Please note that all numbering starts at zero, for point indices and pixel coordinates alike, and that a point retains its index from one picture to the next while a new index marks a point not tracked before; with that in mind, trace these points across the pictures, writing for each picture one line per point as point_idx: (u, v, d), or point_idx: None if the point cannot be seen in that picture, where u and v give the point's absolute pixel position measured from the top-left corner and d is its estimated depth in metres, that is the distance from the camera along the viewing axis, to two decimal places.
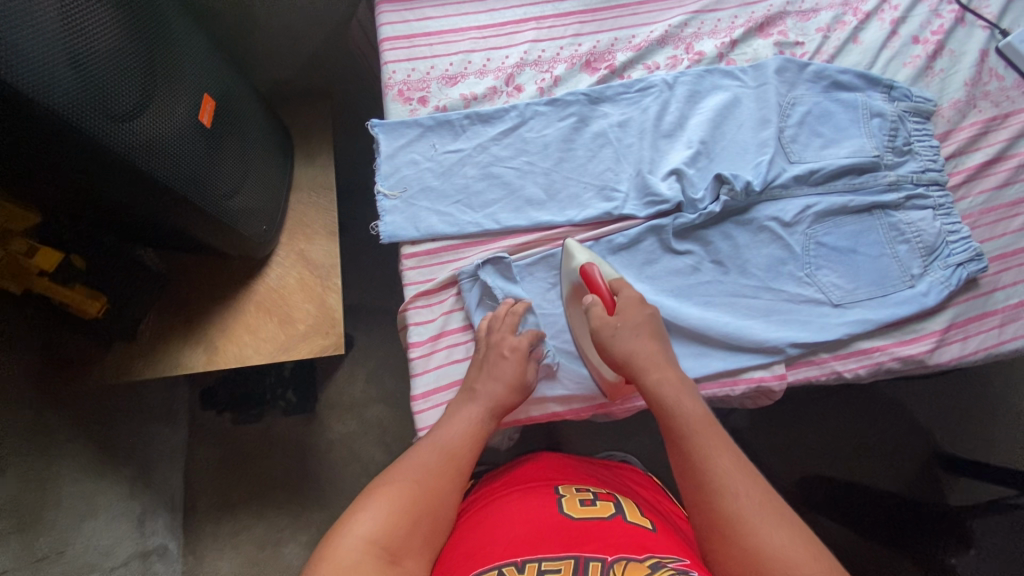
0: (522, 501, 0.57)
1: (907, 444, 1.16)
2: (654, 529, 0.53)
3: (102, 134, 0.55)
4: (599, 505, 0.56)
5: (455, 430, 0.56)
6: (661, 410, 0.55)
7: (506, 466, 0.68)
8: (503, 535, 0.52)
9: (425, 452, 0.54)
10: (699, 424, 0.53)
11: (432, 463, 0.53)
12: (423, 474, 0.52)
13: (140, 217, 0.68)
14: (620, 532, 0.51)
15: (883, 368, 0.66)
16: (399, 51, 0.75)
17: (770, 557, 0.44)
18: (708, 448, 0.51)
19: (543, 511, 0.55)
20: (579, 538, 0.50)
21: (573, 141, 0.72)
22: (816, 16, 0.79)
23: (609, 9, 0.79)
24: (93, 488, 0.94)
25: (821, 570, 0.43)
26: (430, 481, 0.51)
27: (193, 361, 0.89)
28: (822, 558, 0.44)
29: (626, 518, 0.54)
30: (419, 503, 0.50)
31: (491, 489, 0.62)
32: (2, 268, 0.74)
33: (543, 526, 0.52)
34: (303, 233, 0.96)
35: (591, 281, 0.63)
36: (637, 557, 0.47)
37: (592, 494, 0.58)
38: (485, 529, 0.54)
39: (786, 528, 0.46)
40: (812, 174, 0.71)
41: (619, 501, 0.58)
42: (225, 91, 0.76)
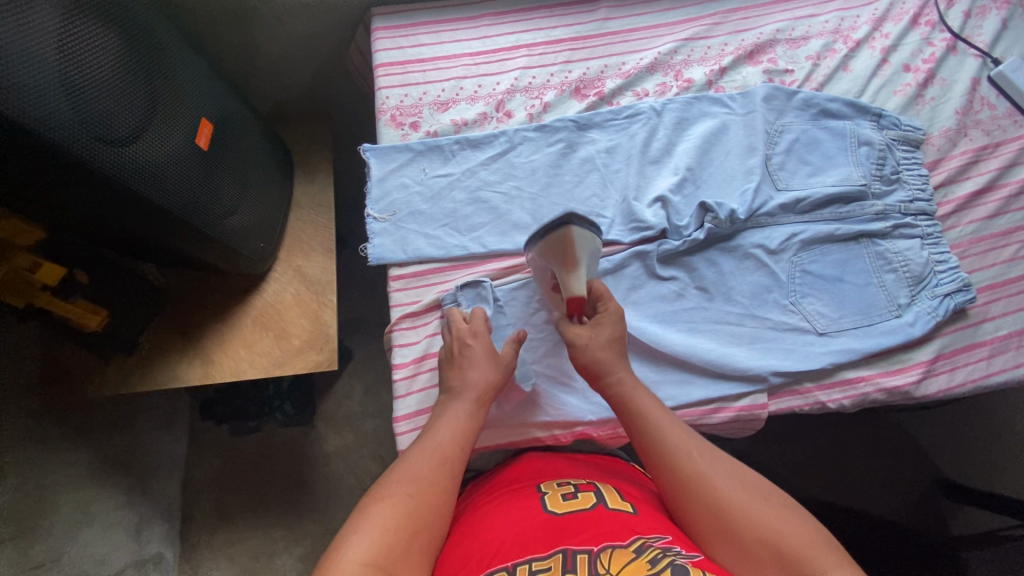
0: (503, 502, 0.56)
1: (905, 470, 1.14)
2: (637, 512, 0.53)
3: (101, 160, 0.57)
4: (581, 496, 0.55)
5: (442, 438, 0.56)
6: (620, 398, 0.59)
7: (484, 475, 0.66)
8: (492, 540, 0.50)
9: (413, 464, 0.53)
10: (653, 406, 0.59)
11: (421, 474, 0.53)
12: (413, 488, 0.51)
13: (144, 235, 0.71)
14: (605, 521, 0.51)
15: (868, 398, 0.65)
16: (393, 78, 0.77)
17: (731, 502, 0.51)
18: (668, 431, 0.56)
19: (523, 509, 0.54)
20: (564, 531, 0.50)
21: (561, 166, 0.74)
22: (806, 44, 0.80)
23: (600, 37, 0.80)
24: (91, 496, 0.96)
25: (770, 505, 0.52)
26: (422, 495, 0.51)
27: (188, 375, 0.91)
28: (768, 496, 0.53)
29: (608, 506, 0.53)
30: (412, 517, 0.49)
31: (473, 498, 0.61)
32: (10, 284, 0.77)
33: (526, 525, 0.51)
34: (301, 251, 0.98)
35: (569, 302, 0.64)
36: (623, 544, 0.47)
37: (572, 486, 0.57)
38: (473, 537, 0.52)
39: (738, 478, 0.54)
40: (798, 203, 0.71)
41: (599, 488, 0.56)
42: (224, 115, 0.78)
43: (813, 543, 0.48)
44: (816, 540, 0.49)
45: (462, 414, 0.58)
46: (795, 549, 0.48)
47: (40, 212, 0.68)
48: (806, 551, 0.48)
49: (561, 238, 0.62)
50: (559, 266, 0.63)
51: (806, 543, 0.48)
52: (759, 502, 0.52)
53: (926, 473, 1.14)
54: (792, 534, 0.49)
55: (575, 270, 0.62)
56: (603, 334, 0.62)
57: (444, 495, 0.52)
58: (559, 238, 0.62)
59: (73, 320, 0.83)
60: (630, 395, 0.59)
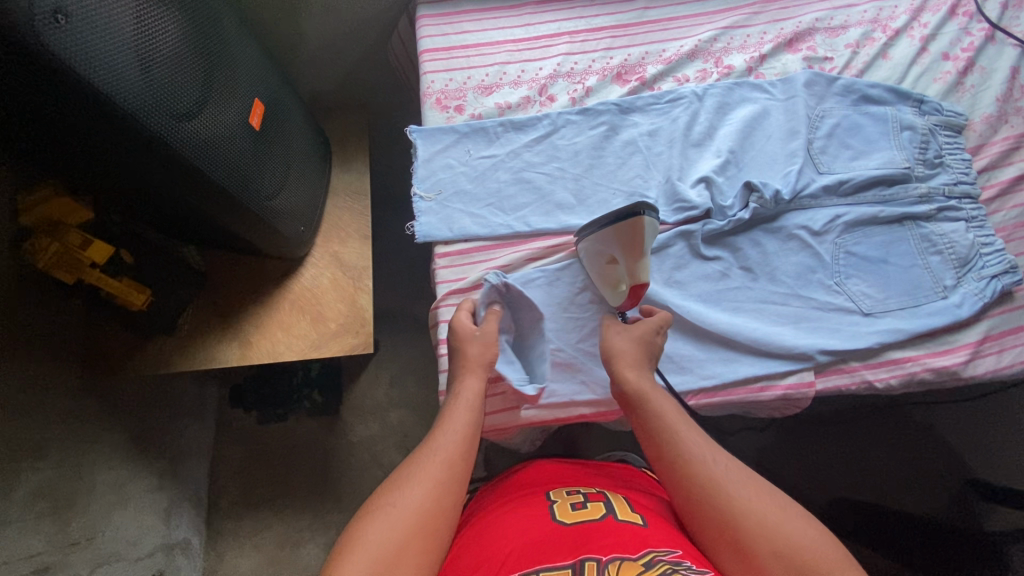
0: (516, 509, 0.60)
1: (936, 470, 1.12)
2: (646, 524, 0.56)
3: (164, 133, 0.59)
4: (590, 507, 0.59)
5: (448, 440, 0.58)
6: (636, 400, 0.59)
7: (499, 478, 0.71)
8: (501, 547, 0.54)
9: (416, 473, 0.55)
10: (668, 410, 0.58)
11: (425, 483, 0.54)
12: (415, 494, 0.53)
13: (190, 209, 0.72)
14: (612, 532, 0.54)
15: (915, 379, 0.65)
16: (438, 63, 0.78)
17: (745, 513, 0.51)
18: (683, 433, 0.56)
19: (536, 517, 0.58)
20: (573, 541, 0.53)
21: (604, 149, 0.75)
22: (844, 32, 0.81)
23: (640, 25, 0.82)
24: (125, 477, 0.97)
25: (784, 514, 0.51)
26: (422, 504, 0.52)
27: (226, 356, 0.92)
28: (782, 504, 0.52)
29: (617, 517, 0.56)
30: (412, 528, 0.50)
31: (489, 501, 0.66)
32: (61, 261, 0.78)
33: (538, 533, 0.55)
34: (338, 236, 1.00)
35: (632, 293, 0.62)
36: (631, 556, 0.50)
37: (582, 496, 0.61)
38: (483, 542, 0.56)
39: (753, 487, 0.53)
40: (841, 185, 0.72)
41: (608, 500, 0.61)
42: (273, 97, 0.80)
43: (826, 555, 0.48)
44: (829, 551, 0.49)
45: (464, 422, 0.59)
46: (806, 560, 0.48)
47: (102, 184, 0.69)
48: (819, 562, 0.48)
49: (626, 226, 0.58)
50: (623, 253, 0.60)
51: (819, 553, 0.48)
52: (772, 510, 0.51)
53: (958, 474, 1.12)
54: (806, 544, 0.49)
55: (640, 259, 0.60)
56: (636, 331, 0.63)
57: (447, 505, 0.53)
58: (628, 226, 0.58)
59: (119, 299, 0.85)
60: (646, 395, 0.59)
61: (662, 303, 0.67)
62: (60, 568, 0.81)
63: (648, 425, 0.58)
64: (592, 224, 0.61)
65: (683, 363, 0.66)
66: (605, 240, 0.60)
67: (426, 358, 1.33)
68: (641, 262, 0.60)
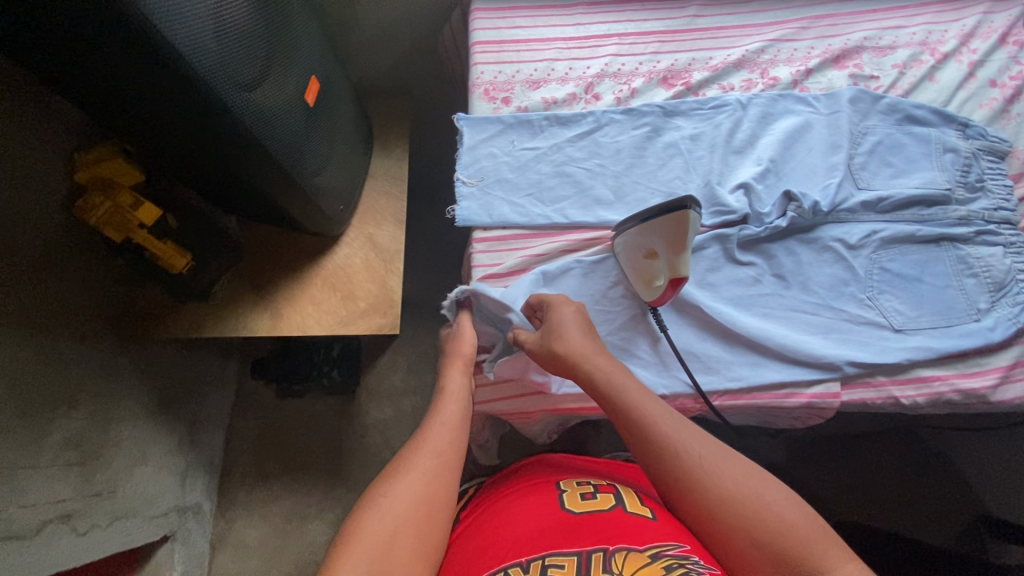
0: (526, 496, 0.63)
1: (946, 501, 1.11)
2: (654, 517, 0.59)
3: (230, 101, 0.62)
4: (599, 497, 0.62)
5: (438, 435, 0.59)
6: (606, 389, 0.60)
7: (508, 468, 0.73)
8: (512, 532, 0.57)
9: (410, 465, 0.57)
10: (638, 395, 0.59)
11: (415, 475, 0.56)
12: (410, 486, 0.55)
13: (237, 175, 0.74)
14: (620, 523, 0.57)
15: (942, 398, 0.65)
16: (489, 55, 0.80)
17: (725, 498, 0.54)
18: (657, 426, 0.58)
19: (545, 505, 0.61)
20: (579, 530, 0.56)
21: (645, 149, 0.76)
22: (893, 53, 0.82)
23: (689, 32, 0.83)
24: (148, 435, 0.99)
25: (760, 489, 0.54)
26: (417, 494, 0.54)
27: (257, 325, 0.95)
28: (758, 478, 0.55)
29: (625, 509, 0.60)
30: (407, 516, 0.52)
31: (499, 487, 0.68)
32: (109, 220, 0.78)
33: (547, 521, 0.58)
34: (373, 219, 1.02)
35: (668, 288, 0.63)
36: (638, 548, 0.53)
37: (592, 488, 0.64)
38: (495, 526, 0.60)
39: (729, 466, 0.56)
40: (879, 201, 0.72)
41: (618, 492, 0.63)
42: (326, 76, 0.83)
43: (810, 538, 0.51)
44: (814, 536, 0.51)
45: (453, 416, 0.61)
46: (789, 549, 0.50)
47: (159, 147, 0.72)
48: (803, 541, 0.51)
49: (673, 219, 0.58)
50: (665, 247, 0.61)
51: (805, 542, 0.51)
52: (749, 490, 0.54)
53: (970, 508, 1.11)
54: (788, 530, 0.51)
55: (681, 255, 0.60)
56: (563, 314, 0.63)
57: (439, 494, 0.55)
58: (675, 220, 0.58)
59: (161, 261, 0.85)
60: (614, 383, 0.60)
61: (694, 304, 0.69)
62: (82, 516, 0.83)
63: (626, 420, 0.59)
64: (640, 214, 0.62)
65: (710, 364, 0.67)
66: (650, 231, 0.61)
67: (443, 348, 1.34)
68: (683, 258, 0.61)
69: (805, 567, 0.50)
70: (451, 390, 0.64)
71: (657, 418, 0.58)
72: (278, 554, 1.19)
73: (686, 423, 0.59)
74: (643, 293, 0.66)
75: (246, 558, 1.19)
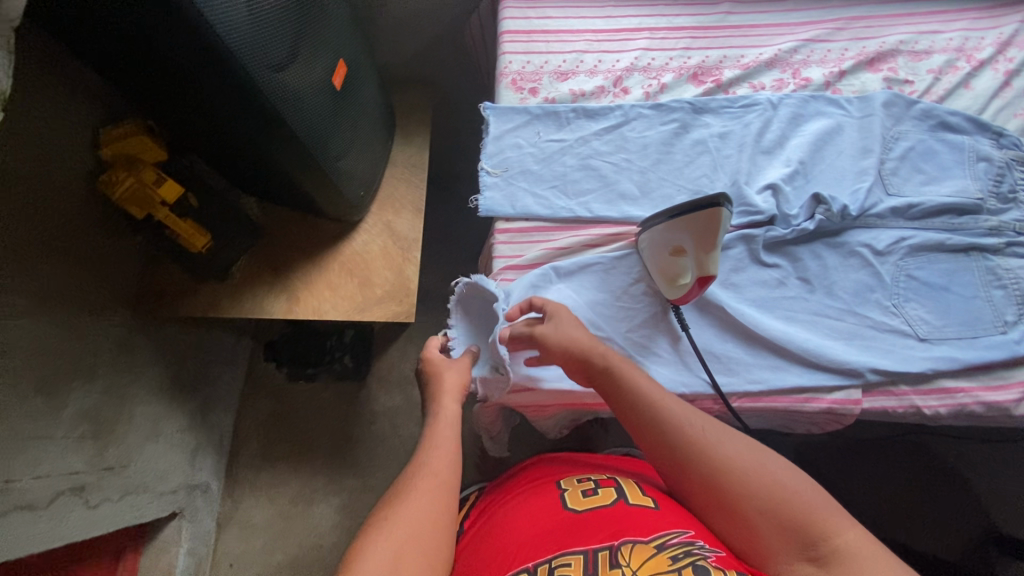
0: (528, 500, 0.63)
1: (955, 514, 1.11)
2: (657, 506, 0.59)
3: (261, 80, 0.61)
4: (601, 493, 0.61)
5: (436, 456, 0.59)
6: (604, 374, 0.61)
7: (507, 475, 0.74)
8: (518, 538, 0.57)
9: (409, 489, 0.56)
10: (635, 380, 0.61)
11: (418, 495, 0.55)
12: (413, 506, 0.54)
13: (261, 157, 0.75)
14: (624, 516, 0.57)
15: (965, 410, 0.64)
16: (518, 44, 0.80)
17: (729, 474, 0.55)
18: (656, 408, 0.59)
19: (547, 506, 0.61)
20: (583, 529, 0.56)
21: (673, 145, 0.75)
22: (928, 58, 0.80)
23: (721, 28, 0.82)
24: (161, 412, 1.00)
25: (760, 460, 0.55)
26: (418, 515, 0.53)
27: (273, 308, 0.95)
28: (756, 451, 0.56)
29: (628, 501, 0.59)
30: (411, 537, 0.51)
31: (499, 495, 0.68)
32: (131, 198, 0.78)
33: (550, 521, 0.58)
34: (392, 207, 1.02)
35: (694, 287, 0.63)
36: (643, 539, 0.53)
37: (593, 483, 0.64)
38: (499, 533, 0.59)
39: (728, 441, 0.57)
40: (909, 208, 0.71)
41: (620, 485, 0.63)
42: (354, 60, 0.83)
43: (814, 504, 0.52)
44: (817, 504, 0.52)
45: (447, 440, 0.61)
46: (793, 516, 0.51)
47: (184, 125, 0.72)
48: (811, 509, 0.51)
49: (702, 215, 0.58)
50: (692, 243, 0.60)
51: (810, 509, 0.51)
52: (749, 462, 0.55)
53: (979, 523, 1.10)
54: (790, 498, 0.52)
55: (709, 253, 0.60)
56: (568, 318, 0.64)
57: (440, 515, 0.54)
58: (704, 216, 0.58)
59: (181, 239, 0.86)
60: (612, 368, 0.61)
61: (716, 304, 0.68)
62: (94, 489, 0.83)
63: (625, 405, 0.60)
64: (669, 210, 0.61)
65: (730, 365, 0.66)
66: (677, 228, 0.61)
67: None
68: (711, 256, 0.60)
69: (813, 534, 0.50)
70: (442, 416, 0.63)
71: (655, 400, 0.59)
72: (283, 536, 1.20)
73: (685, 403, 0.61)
74: (670, 292, 0.65)
75: (251, 538, 1.20)
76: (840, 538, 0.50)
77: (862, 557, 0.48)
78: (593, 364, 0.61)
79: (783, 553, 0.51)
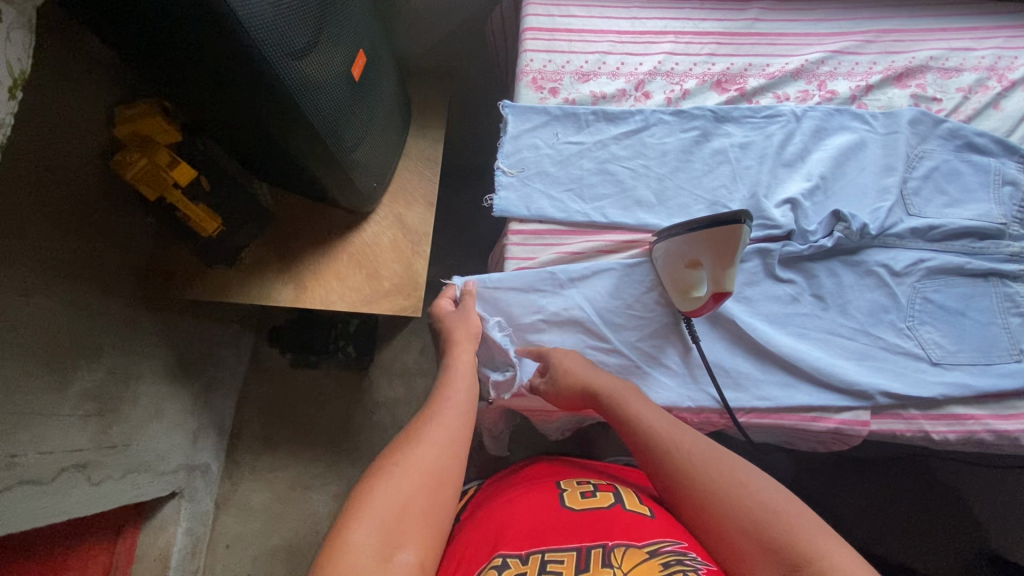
0: (525, 495, 0.63)
1: (951, 535, 1.10)
2: (653, 515, 0.59)
3: (280, 68, 0.61)
4: (599, 496, 0.62)
5: (447, 414, 0.60)
6: (602, 397, 0.63)
7: (505, 471, 0.74)
8: (509, 529, 0.57)
9: (420, 442, 0.56)
10: (632, 402, 0.63)
11: (427, 448, 0.56)
12: (421, 459, 0.54)
13: (277, 146, 0.74)
14: (619, 519, 0.57)
15: (974, 438, 0.64)
16: (540, 42, 0.78)
17: (715, 494, 0.55)
18: (649, 430, 0.60)
19: (543, 504, 0.61)
20: (577, 527, 0.56)
21: (692, 153, 0.74)
22: (958, 75, 0.79)
23: (748, 35, 0.80)
24: (164, 393, 1.00)
25: (748, 482, 0.56)
26: (427, 469, 0.54)
27: (281, 295, 0.94)
28: (744, 472, 0.57)
29: (625, 507, 0.59)
30: (417, 489, 0.52)
31: (500, 488, 0.68)
32: (144, 180, 0.76)
33: (544, 517, 0.58)
34: (403, 200, 1.01)
35: (706, 302, 0.62)
36: (638, 543, 0.53)
37: (592, 487, 0.64)
38: (493, 522, 0.59)
39: (718, 462, 0.58)
40: (929, 229, 0.70)
41: (618, 492, 0.63)
42: (373, 51, 0.82)
43: (797, 526, 0.51)
44: (805, 525, 0.51)
45: (462, 401, 0.61)
46: (779, 536, 0.50)
47: (200, 108, 0.71)
48: (795, 531, 0.50)
49: (723, 232, 0.56)
50: (711, 258, 0.59)
51: (793, 529, 0.51)
52: (734, 485, 0.55)
53: (976, 545, 1.09)
54: (774, 520, 0.52)
55: (728, 268, 0.58)
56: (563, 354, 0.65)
57: (446, 476, 0.55)
58: (725, 232, 0.56)
59: (192, 222, 0.84)
60: (608, 391, 0.63)
61: (728, 316, 0.67)
62: (96, 467, 0.84)
63: (622, 428, 0.62)
64: (689, 225, 0.59)
65: (739, 380, 0.66)
66: (697, 243, 0.59)
67: None
68: (729, 272, 0.59)
69: (794, 556, 0.49)
70: (456, 377, 0.64)
71: (650, 422, 0.60)
72: (280, 519, 1.21)
73: (681, 426, 0.61)
74: (683, 306, 0.65)
75: (248, 520, 1.21)
76: (826, 561, 0.47)
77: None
78: (589, 389, 0.63)
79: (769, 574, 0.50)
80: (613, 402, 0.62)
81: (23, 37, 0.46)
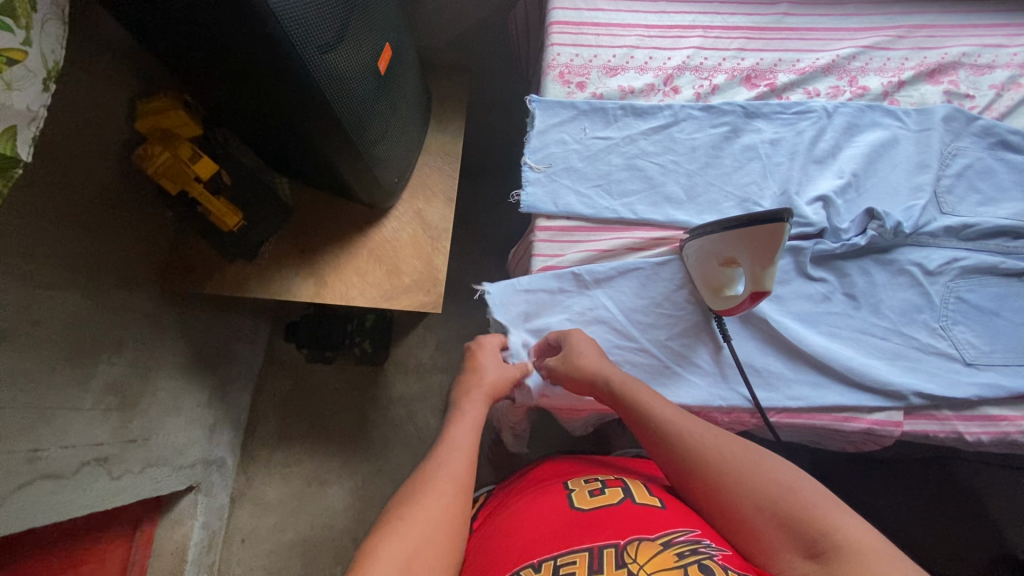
0: (534, 499, 0.63)
1: (969, 534, 1.09)
2: (663, 506, 0.59)
3: (310, 62, 0.60)
4: (607, 493, 0.61)
5: (454, 458, 0.58)
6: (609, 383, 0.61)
7: (516, 475, 0.73)
8: (523, 536, 0.57)
9: (427, 489, 0.55)
10: (639, 389, 0.61)
11: (433, 496, 0.54)
12: (428, 507, 0.53)
13: (299, 140, 0.74)
14: (630, 515, 0.57)
15: (1008, 439, 0.63)
16: (567, 36, 0.77)
17: (728, 475, 0.55)
18: (660, 417, 0.59)
19: (551, 505, 0.61)
20: (587, 525, 0.56)
21: (722, 149, 0.73)
22: (991, 72, 0.78)
23: (777, 30, 0.79)
24: (182, 388, 0.99)
25: (757, 460, 0.56)
26: (435, 517, 0.52)
27: (301, 291, 0.94)
28: (752, 451, 0.57)
29: (635, 501, 0.59)
30: (426, 537, 0.50)
31: (512, 495, 0.67)
32: (167, 172, 0.76)
33: (554, 519, 0.58)
34: (423, 195, 1.01)
35: (743, 304, 0.61)
36: (650, 536, 0.53)
37: (599, 484, 0.63)
38: (503, 533, 0.59)
39: (727, 442, 0.57)
40: (964, 228, 0.70)
41: (626, 486, 0.63)
42: (397, 45, 0.81)
43: (811, 500, 0.51)
44: (817, 500, 0.51)
45: (468, 441, 0.60)
46: (792, 513, 0.51)
47: (223, 101, 0.70)
48: (809, 506, 0.51)
49: (764, 231, 0.55)
50: (748, 257, 0.58)
51: (807, 504, 0.51)
52: (745, 463, 0.55)
53: (993, 544, 1.09)
54: (787, 496, 0.52)
55: (767, 268, 0.57)
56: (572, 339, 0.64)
57: (454, 523, 0.53)
58: (766, 232, 0.55)
59: (213, 216, 0.84)
60: (615, 377, 0.61)
61: (759, 314, 0.67)
62: (116, 461, 0.84)
63: (631, 414, 0.60)
64: (728, 223, 0.59)
65: (770, 380, 0.65)
66: (735, 242, 0.58)
67: (471, 329, 1.34)
68: (770, 274, 0.58)
69: (812, 532, 0.49)
70: (463, 417, 0.63)
71: (659, 409, 0.59)
72: (295, 514, 1.21)
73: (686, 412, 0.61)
74: (717, 305, 0.64)
75: (264, 515, 1.21)
76: (841, 533, 0.48)
77: (869, 551, 0.46)
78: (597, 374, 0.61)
79: (788, 551, 0.50)
80: (620, 391, 0.61)
81: (57, 28, 0.45)
